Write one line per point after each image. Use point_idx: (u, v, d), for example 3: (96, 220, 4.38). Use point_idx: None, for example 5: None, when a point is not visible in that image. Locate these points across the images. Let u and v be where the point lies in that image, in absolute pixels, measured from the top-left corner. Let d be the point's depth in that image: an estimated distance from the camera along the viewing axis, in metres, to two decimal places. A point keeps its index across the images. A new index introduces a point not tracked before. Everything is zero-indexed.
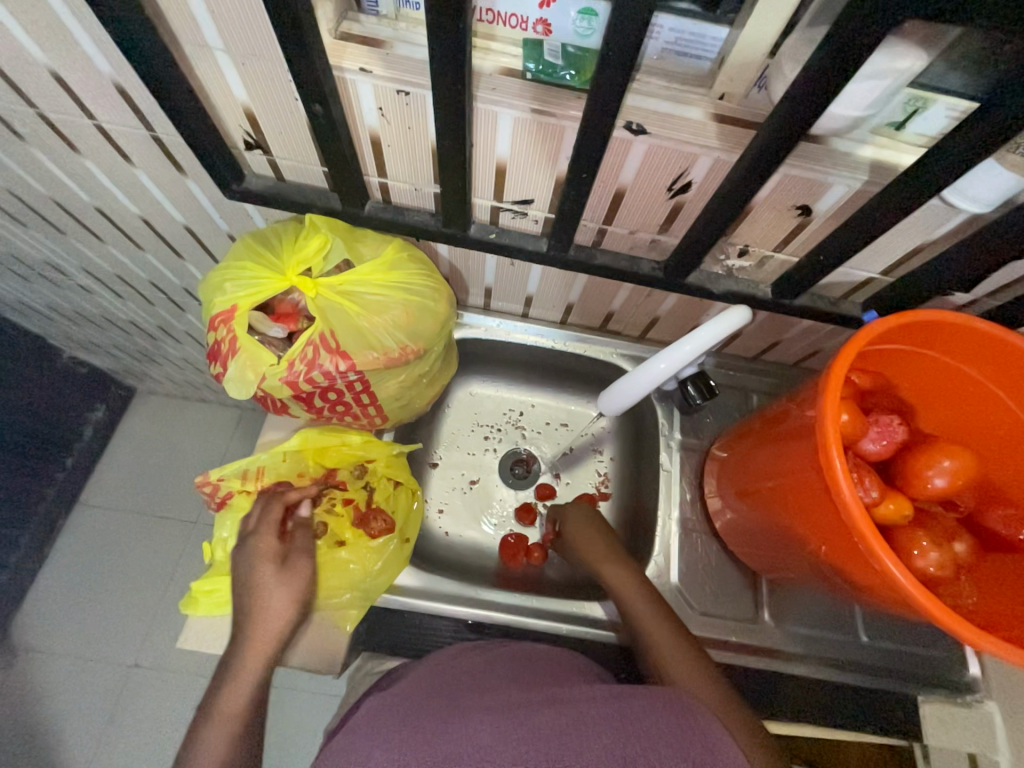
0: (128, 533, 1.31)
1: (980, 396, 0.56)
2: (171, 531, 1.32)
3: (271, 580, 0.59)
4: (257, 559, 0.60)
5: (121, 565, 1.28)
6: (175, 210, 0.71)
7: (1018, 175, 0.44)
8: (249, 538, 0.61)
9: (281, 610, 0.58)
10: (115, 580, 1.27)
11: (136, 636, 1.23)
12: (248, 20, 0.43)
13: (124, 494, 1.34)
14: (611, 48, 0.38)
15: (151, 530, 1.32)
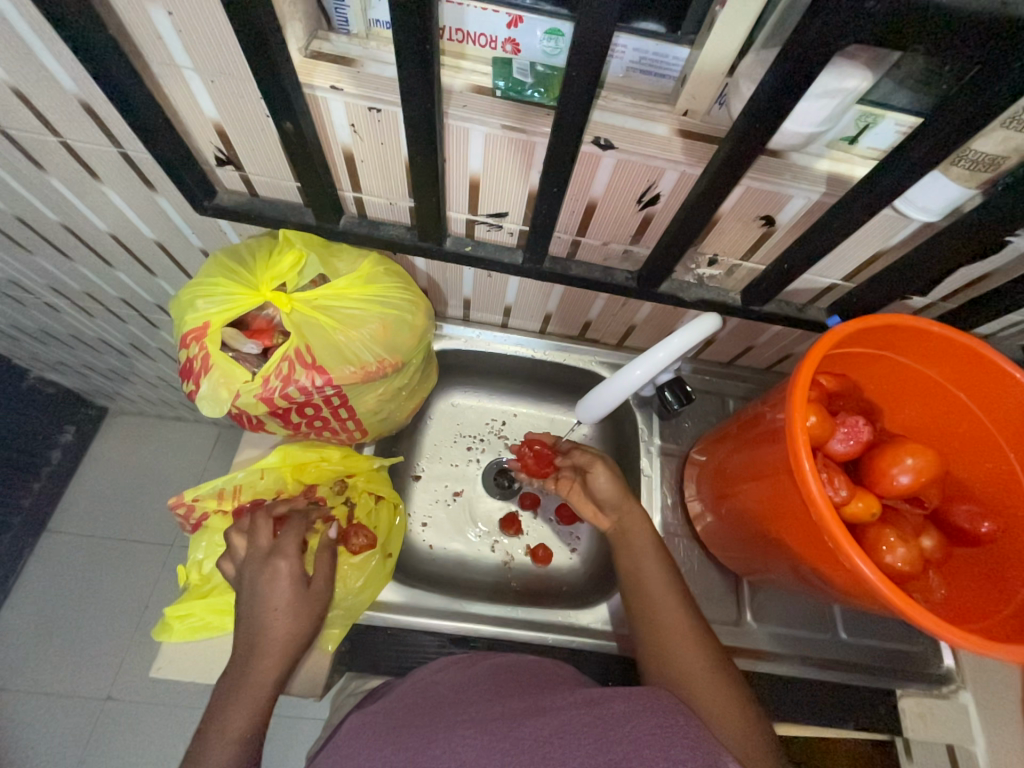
0: (99, 558, 1.26)
1: (940, 395, 0.58)
2: (145, 554, 1.27)
3: (285, 612, 0.56)
4: (272, 590, 0.57)
5: (92, 591, 1.23)
6: (145, 226, 0.70)
7: (962, 185, 0.46)
8: (261, 568, 0.58)
9: (292, 639, 0.56)
10: (86, 608, 1.22)
11: (108, 666, 1.18)
12: (216, 40, 0.43)
13: (95, 517, 1.29)
14: (574, 68, 0.39)
15: (124, 554, 1.27)
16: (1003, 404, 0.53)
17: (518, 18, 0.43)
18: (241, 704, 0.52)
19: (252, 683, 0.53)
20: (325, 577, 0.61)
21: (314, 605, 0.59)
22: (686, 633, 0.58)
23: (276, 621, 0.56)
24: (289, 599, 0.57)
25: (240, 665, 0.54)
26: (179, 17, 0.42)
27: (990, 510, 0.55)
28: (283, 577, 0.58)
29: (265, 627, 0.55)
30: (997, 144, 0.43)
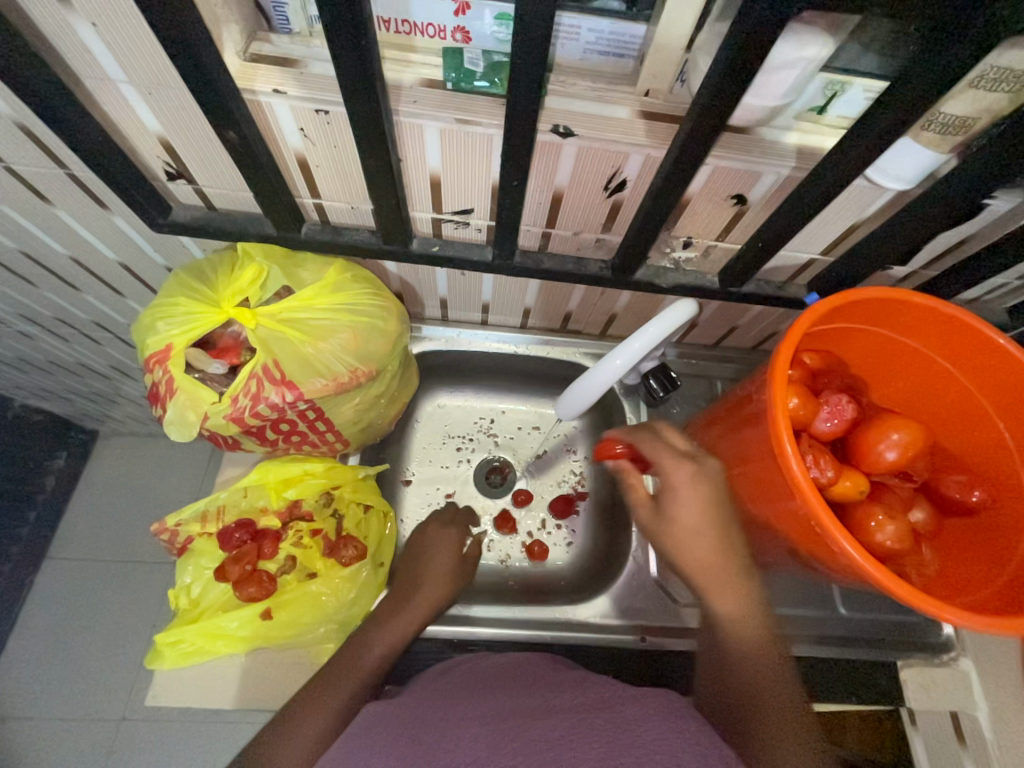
0: (97, 583, 1.25)
1: (925, 366, 0.57)
2: (143, 576, 1.26)
3: (436, 581, 0.65)
4: (433, 569, 0.66)
5: (93, 616, 1.23)
6: (106, 247, 0.68)
7: (933, 151, 0.45)
8: (436, 539, 0.71)
9: (423, 615, 0.62)
10: (88, 633, 1.21)
11: (115, 689, 1.18)
12: (145, 49, 0.41)
13: (91, 542, 1.28)
14: (521, 54, 0.37)
15: (122, 577, 1.26)
16: (988, 371, 0.52)
17: (466, 4, 0.41)
18: (329, 691, 0.54)
19: (343, 668, 0.57)
20: (451, 570, 0.67)
21: (439, 596, 0.64)
22: (761, 640, 0.49)
23: (425, 602, 0.63)
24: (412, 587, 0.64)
25: (358, 639, 0.60)
26: (105, 28, 0.40)
27: (981, 480, 0.54)
28: (434, 562, 0.67)
29: (401, 600, 0.63)
30: (968, 105, 0.41)
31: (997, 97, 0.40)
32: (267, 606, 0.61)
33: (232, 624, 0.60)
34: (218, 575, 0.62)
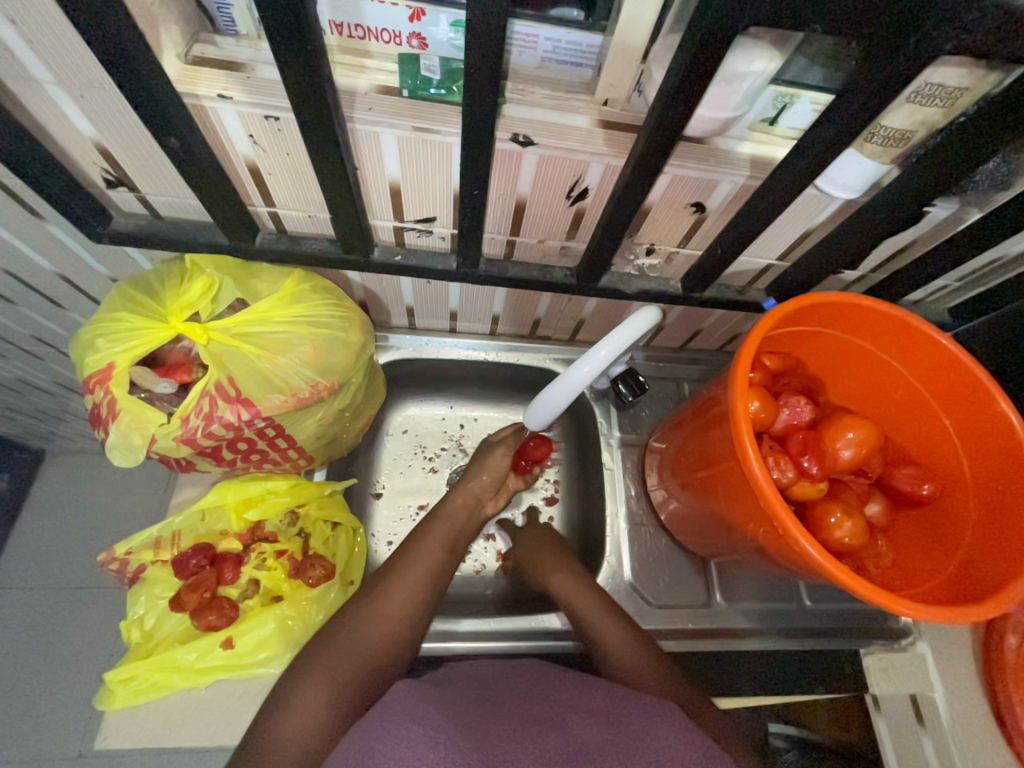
0: (29, 622, 1.10)
1: (876, 365, 0.59)
2: (84, 611, 1.12)
3: (472, 481, 0.69)
4: (463, 496, 0.67)
5: (26, 661, 1.08)
6: (39, 258, 0.63)
7: (876, 162, 0.47)
8: (484, 454, 0.71)
9: (466, 503, 0.67)
10: (20, 679, 1.07)
11: (48, 745, 1.03)
12: (71, 49, 0.38)
13: (20, 577, 1.13)
14: (473, 63, 0.36)
15: (57, 615, 1.11)
16: (933, 370, 0.55)
17: (420, 11, 0.40)
18: (390, 612, 0.54)
19: (398, 592, 0.56)
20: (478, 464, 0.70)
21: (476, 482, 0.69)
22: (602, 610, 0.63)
23: (432, 552, 0.61)
24: (487, 488, 0.69)
25: (413, 542, 0.61)
26: (26, 27, 0.37)
27: (930, 473, 0.57)
28: (481, 478, 0.69)
29: (456, 494, 0.67)
30: (904, 119, 0.43)
31: (931, 112, 0.42)
32: (228, 635, 0.57)
33: (190, 656, 0.57)
34: (174, 605, 0.59)
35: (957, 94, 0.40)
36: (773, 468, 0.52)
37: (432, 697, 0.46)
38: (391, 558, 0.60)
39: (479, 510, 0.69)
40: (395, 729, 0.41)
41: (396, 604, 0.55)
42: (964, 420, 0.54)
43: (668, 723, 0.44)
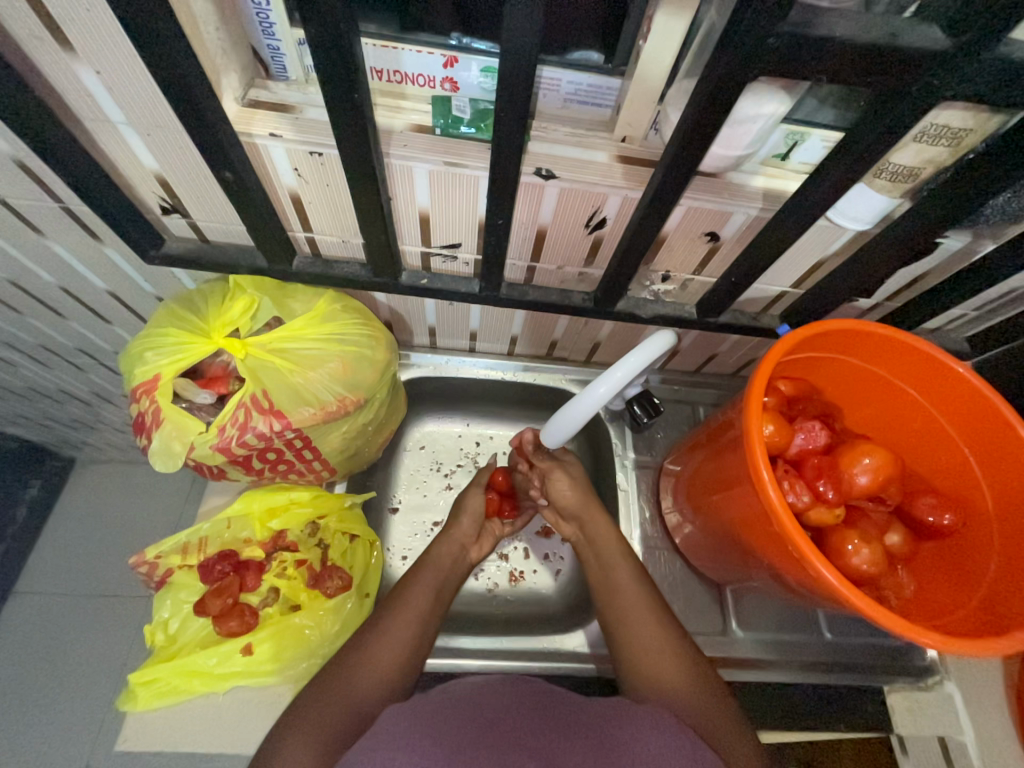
0: (51, 626, 1.13)
1: (893, 392, 0.60)
2: (103, 617, 1.14)
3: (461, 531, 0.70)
4: (448, 546, 0.68)
5: (45, 665, 1.10)
6: (94, 276, 0.68)
7: (886, 196, 0.49)
8: (461, 499, 0.73)
9: (452, 552, 0.67)
10: (38, 683, 1.09)
11: (60, 752, 1.04)
12: (146, 94, 0.43)
13: (44, 581, 1.16)
14: (503, 107, 0.40)
15: (78, 620, 1.14)
16: (951, 399, 0.55)
17: (454, 58, 0.44)
18: (384, 655, 0.54)
19: (390, 635, 0.56)
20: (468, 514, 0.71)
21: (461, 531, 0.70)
22: (641, 604, 0.60)
23: (421, 597, 0.60)
24: (469, 534, 0.70)
25: (402, 586, 0.61)
26: (108, 76, 0.42)
27: (951, 502, 0.57)
28: (463, 522, 0.70)
29: (444, 541, 0.68)
30: (912, 156, 0.45)
31: (939, 151, 0.44)
32: (247, 641, 0.59)
33: (210, 661, 0.58)
34: (197, 610, 0.60)
35: (962, 135, 0.42)
36: (789, 490, 0.53)
37: (445, 712, 0.46)
38: (382, 602, 0.60)
39: (463, 557, 0.69)
40: (408, 740, 0.42)
41: (387, 648, 0.55)
42: (984, 449, 0.54)
43: (668, 738, 0.45)
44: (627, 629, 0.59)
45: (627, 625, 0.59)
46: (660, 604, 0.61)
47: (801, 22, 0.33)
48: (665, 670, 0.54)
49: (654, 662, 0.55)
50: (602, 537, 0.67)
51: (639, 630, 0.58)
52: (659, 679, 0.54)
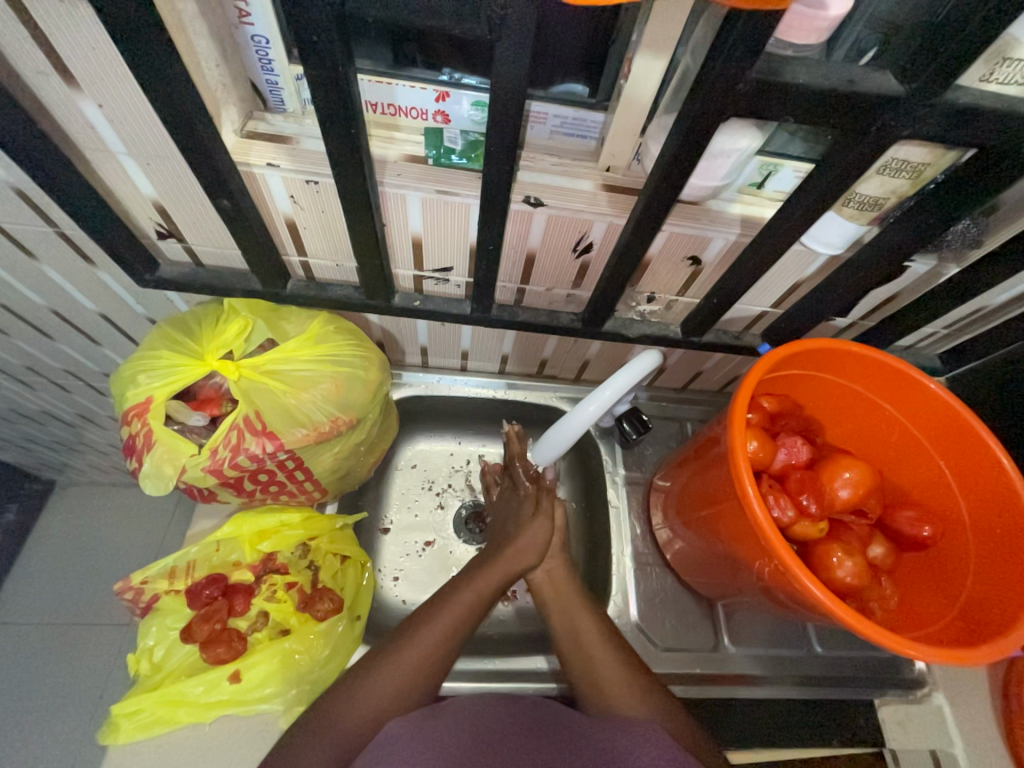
0: (24, 658, 1.08)
1: (870, 408, 0.62)
2: (80, 647, 1.10)
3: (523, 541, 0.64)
4: (512, 557, 0.63)
5: (15, 700, 1.05)
6: (85, 299, 0.68)
7: (855, 223, 0.52)
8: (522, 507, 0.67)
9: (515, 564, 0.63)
10: (7, 719, 1.03)
11: None
12: (147, 126, 0.45)
13: (18, 611, 1.12)
14: (493, 141, 0.42)
15: (53, 650, 1.10)
16: (925, 413, 0.57)
17: (446, 92, 0.46)
18: (406, 673, 0.53)
19: (417, 652, 0.54)
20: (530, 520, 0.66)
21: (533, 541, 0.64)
22: (594, 634, 0.59)
23: (457, 617, 0.57)
24: (535, 544, 0.64)
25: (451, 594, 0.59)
26: (111, 109, 0.43)
27: (929, 514, 0.59)
28: (519, 544, 0.64)
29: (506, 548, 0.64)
30: (877, 187, 0.48)
31: (900, 182, 0.47)
32: (236, 668, 0.58)
33: (197, 689, 0.57)
34: (185, 636, 0.59)
35: (921, 168, 0.45)
36: (774, 504, 0.54)
37: (439, 735, 0.46)
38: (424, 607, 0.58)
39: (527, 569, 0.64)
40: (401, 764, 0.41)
41: (411, 664, 0.53)
42: (958, 461, 0.56)
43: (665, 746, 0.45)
44: (593, 668, 0.57)
45: (585, 655, 0.58)
46: (620, 640, 0.60)
47: (767, 70, 0.36)
48: (625, 698, 0.54)
49: (614, 690, 0.54)
50: (561, 580, 0.65)
51: (605, 669, 0.57)
52: (618, 707, 0.53)
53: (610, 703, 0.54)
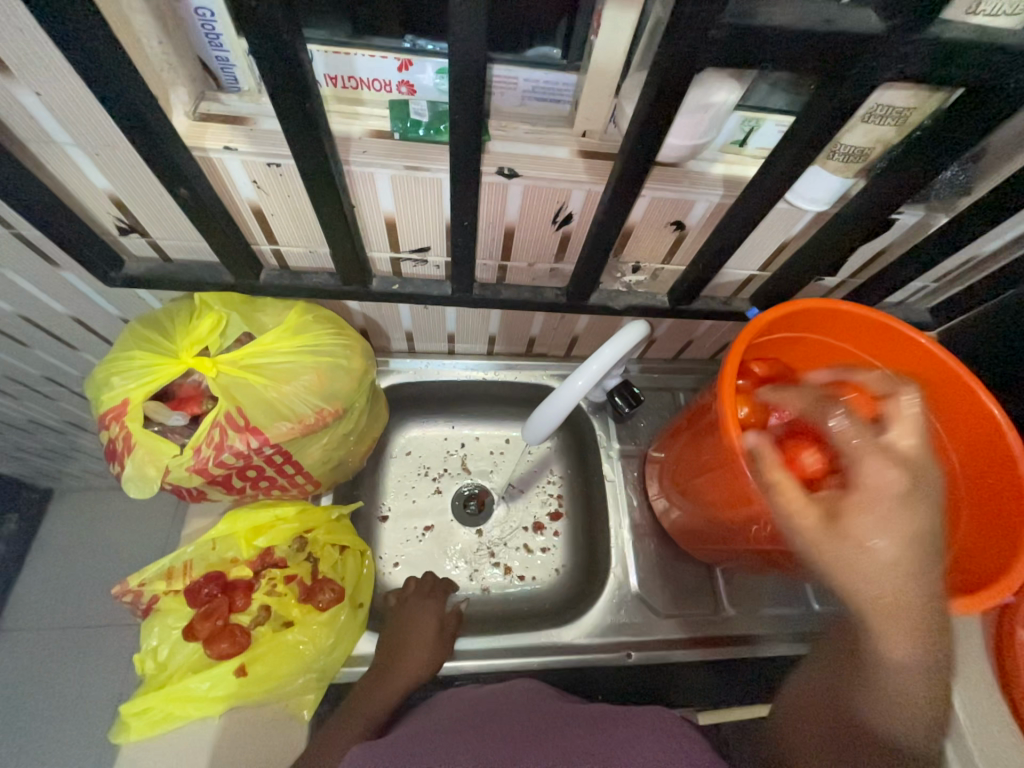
0: (37, 664, 1.10)
1: (862, 367, 0.61)
2: (92, 649, 1.12)
3: (421, 640, 0.64)
4: (414, 656, 0.62)
5: (36, 702, 1.07)
6: (55, 302, 0.66)
7: (841, 176, 0.50)
8: (417, 610, 0.67)
9: (416, 666, 0.62)
10: (27, 723, 1.06)
11: None
12: (90, 113, 0.42)
13: (26, 619, 1.13)
14: (458, 112, 0.40)
15: (66, 654, 1.11)
16: (918, 369, 0.56)
17: (409, 62, 0.44)
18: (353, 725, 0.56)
19: (362, 707, 0.58)
20: (430, 622, 0.66)
21: (436, 649, 0.64)
22: (901, 610, 0.46)
23: (391, 678, 0.60)
24: (432, 647, 0.64)
25: (373, 673, 0.62)
26: (49, 97, 0.41)
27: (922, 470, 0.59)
28: (418, 648, 0.63)
29: (404, 649, 0.63)
30: (862, 136, 0.46)
31: (885, 130, 0.45)
32: (242, 661, 0.58)
33: (204, 685, 0.57)
34: (187, 635, 0.59)
35: (907, 113, 0.43)
36: None
37: None
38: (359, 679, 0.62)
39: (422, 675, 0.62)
40: None
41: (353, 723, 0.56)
42: (950, 416, 0.56)
43: None
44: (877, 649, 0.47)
45: (875, 642, 0.47)
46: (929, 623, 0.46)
47: (742, 13, 0.33)
48: (910, 680, 0.46)
49: (904, 677, 0.46)
50: (848, 549, 0.47)
51: (896, 649, 0.46)
52: (902, 691, 0.46)
53: (889, 693, 0.47)
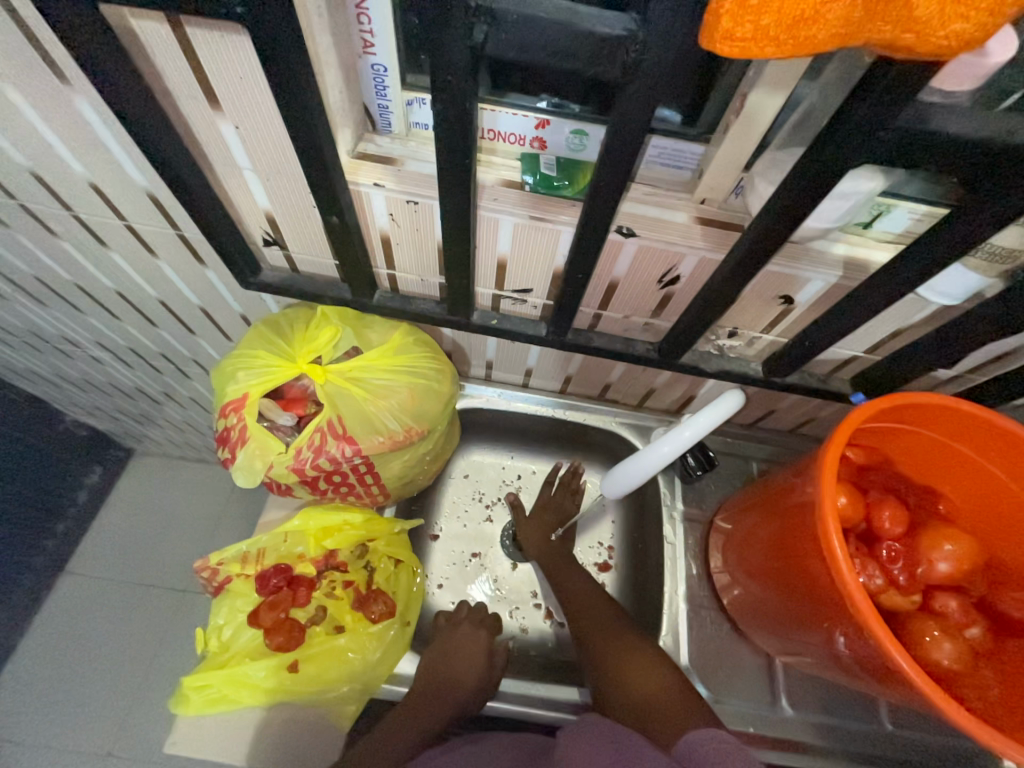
0: (94, 610, 1.18)
1: (977, 473, 0.56)
2: (143, 607, 1.19)
3: (474, 665, 0.65)
4: (470, 677, 0.64)
5: (90, 649, 1.15)
6: (191, 293, 0.74)
7: (980, 275, 0.48)
8: (470, 633, 0.68)
9: (469, 689, 0.63)
10: (76, 664, 1.14)
11: (94, 734, 1.08)
12: (275, 146, 0.48)
13: (96, 568, 1.22)
14: (602, 178, 0.42)
15: (123, 607, 1.19)
16: None
17: (546, 121, 0.46)
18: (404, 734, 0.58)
19: (412, 719, 0.60)
20: (481, 645, 0.67)
21: (486, 674, 0.65)
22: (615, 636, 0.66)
23: (445, 698, 0.62)
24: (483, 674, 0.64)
25: (425, 689, 0.63)
26: (246, 130, 0.47)
27: None
28: (470, 673, 0.64)
29: (456, 670, 0.64)
30: (1015, 237, 0.44)
31: None
32: (296, 658, 0.61)
33: (260, 673, 0.60)
34: (251, 620, 0.63)
35: None
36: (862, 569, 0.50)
37: None
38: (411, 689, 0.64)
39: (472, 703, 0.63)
40: None
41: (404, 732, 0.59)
42: None
43: None
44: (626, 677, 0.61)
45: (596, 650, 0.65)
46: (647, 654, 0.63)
47: (914, 117, 0.34)
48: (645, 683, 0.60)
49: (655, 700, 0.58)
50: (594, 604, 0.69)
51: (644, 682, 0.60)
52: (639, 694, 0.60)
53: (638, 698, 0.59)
